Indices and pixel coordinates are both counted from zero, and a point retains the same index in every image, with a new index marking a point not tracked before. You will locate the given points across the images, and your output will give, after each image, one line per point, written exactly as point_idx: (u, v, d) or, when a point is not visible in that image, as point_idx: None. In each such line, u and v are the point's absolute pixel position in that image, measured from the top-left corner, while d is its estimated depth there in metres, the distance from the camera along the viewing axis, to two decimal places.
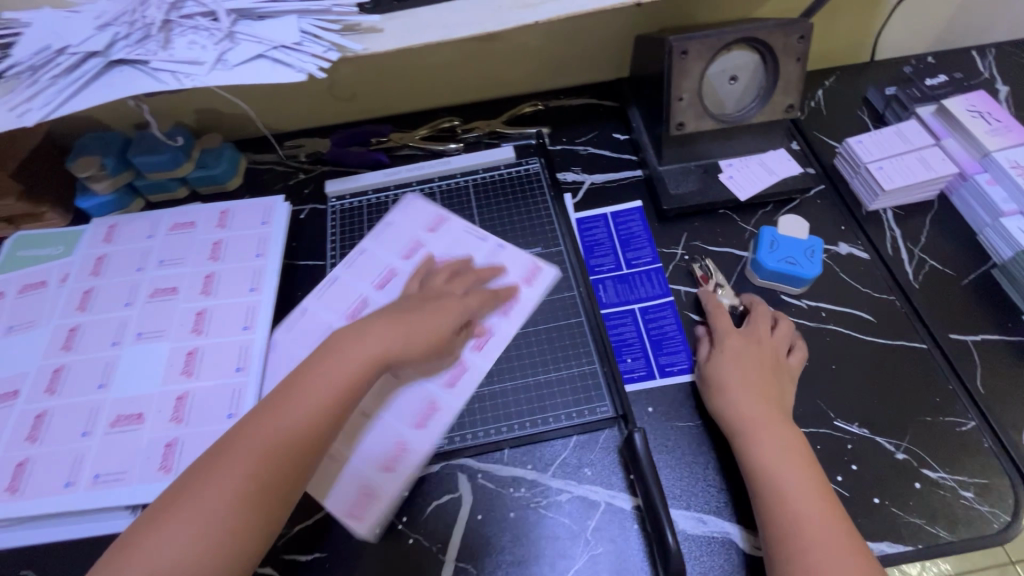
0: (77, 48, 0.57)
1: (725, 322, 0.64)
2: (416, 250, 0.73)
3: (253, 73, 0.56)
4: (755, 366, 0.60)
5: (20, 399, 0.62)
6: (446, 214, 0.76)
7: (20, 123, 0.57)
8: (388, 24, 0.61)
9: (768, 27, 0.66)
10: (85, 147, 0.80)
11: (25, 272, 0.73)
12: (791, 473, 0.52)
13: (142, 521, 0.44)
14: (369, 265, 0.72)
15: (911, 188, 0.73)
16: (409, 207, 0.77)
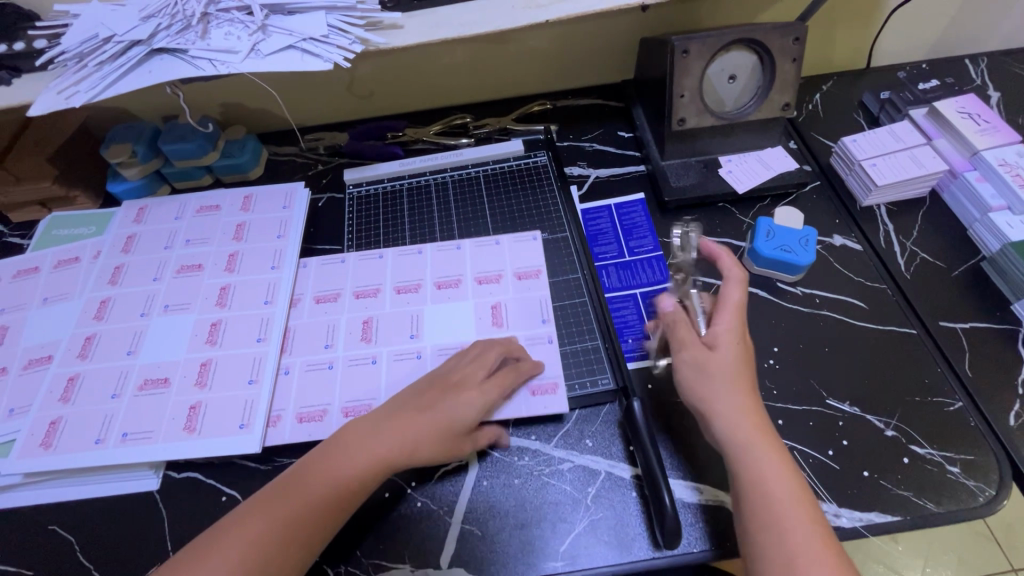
0: (122, 37, 0.61)
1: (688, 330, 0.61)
2: (491, 281, 0.72)
3: (283, 62, 0.60)
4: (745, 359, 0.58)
5: (53, 363, 0.66)
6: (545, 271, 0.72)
7: (67, 105, 0.61)
8: (408, 21, 0.65)
9: (766, 30, 0.70)
10: (117, 135, 0.82)
11: (60, 248, 0.78)
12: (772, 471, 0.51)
13: (194, 547, 0.50)
14: (446, 263, 0.74)
15: (903, 184, 0.76)
16: (527, 242, 0.75)
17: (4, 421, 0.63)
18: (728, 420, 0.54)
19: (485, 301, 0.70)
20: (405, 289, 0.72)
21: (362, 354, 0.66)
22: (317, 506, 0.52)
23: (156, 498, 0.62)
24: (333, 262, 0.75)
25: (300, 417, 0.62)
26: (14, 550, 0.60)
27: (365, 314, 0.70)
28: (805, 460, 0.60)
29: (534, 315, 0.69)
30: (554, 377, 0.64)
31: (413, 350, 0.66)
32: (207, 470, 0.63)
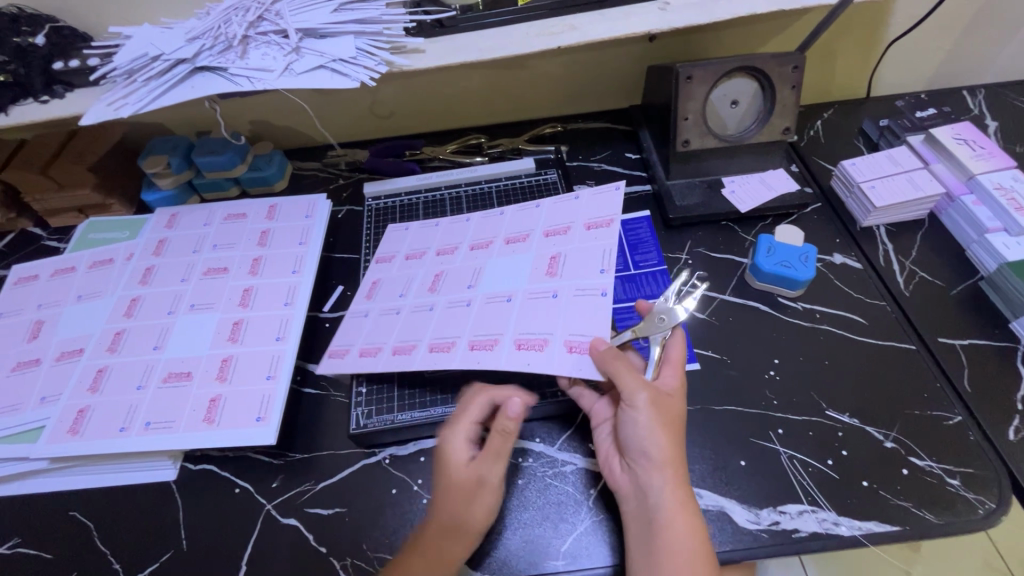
0: (169, 55, 0.66)
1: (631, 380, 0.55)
2: (558, 233, 0.70)
3: (314, 80, 0.65)
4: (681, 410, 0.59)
5: (85, 355, 0.71)
6: (616, 221, 0.67)
7: (115, 115, 0.66)
8: (430, 46, 0.70)
9: (765, 59, 0.74)
10: (155, 147, 0.88)
11: (95, 250, 0.83)
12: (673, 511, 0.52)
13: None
14: (517, 221, 0.75)
15: (902, 206, 0.78)
16: (608, 193, 0.70)
17: (35, 408, 0.67)
18: (674, 474, 0.53)
19: (544, 252, 0.68)
20: (442, 253, 0.76)
21: (425, 302, 0.70)
22: (454, 538, 0.55)
23: (172, 488, 0.64)
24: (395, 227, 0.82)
25: (395, 350, 0.65)
26: (33, 533, 0.62)
27: (438, 267, 0.73)
28: (805, 469, 0.61)
29: (593, 266, 0.63)
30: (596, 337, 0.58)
31: (504, 295, 0.66)
32: (222, 462, 0.66)
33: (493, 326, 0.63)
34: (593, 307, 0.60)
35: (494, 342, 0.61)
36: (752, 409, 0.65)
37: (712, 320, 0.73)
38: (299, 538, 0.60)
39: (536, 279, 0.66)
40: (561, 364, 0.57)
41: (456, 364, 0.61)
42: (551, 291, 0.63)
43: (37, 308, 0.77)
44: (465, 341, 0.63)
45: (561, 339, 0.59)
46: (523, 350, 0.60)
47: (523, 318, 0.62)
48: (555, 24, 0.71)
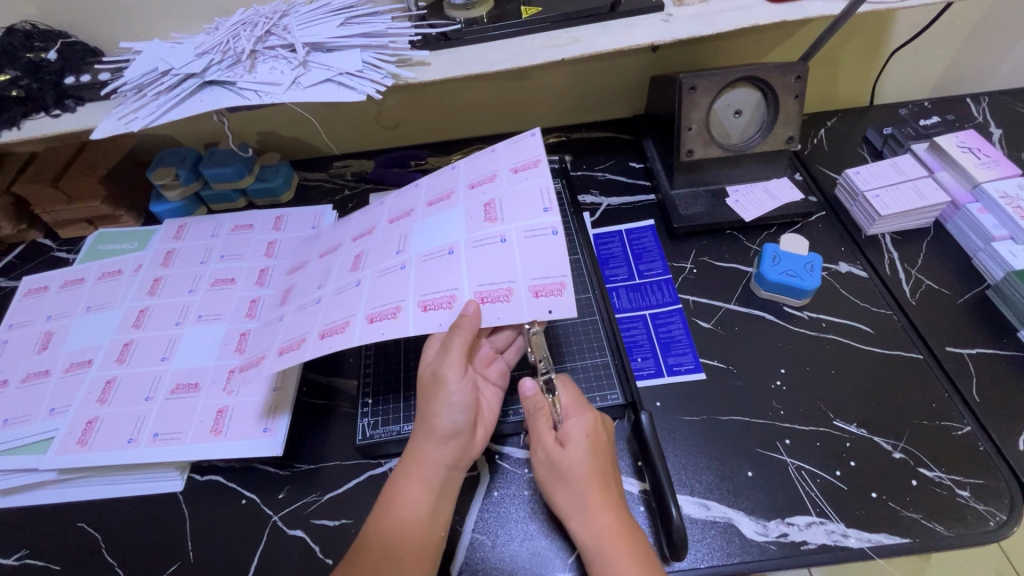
0: (179, 70, 0.67)
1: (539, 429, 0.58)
2: (486, 182, 0.66)
3: (320, 93, 0.66)
4: (600, 454, 0.56)
5: (93, 366, 0.72)
6: (543, 159, 0.65)
7: (126, 129, 0.66)
8: (435, 59, 0.71)
9: (768, 69, 0.75)
10: (162, 159, 0.88)
11: (104, 262, 0.84)
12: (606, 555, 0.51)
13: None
14: (438, 184, 0.71)
15: (907, 215, 0.78)
16: (526, 140, 0.68)
17: (45, 419, 0.68)
18: (580, 524, 0.54)
19: (475, 201, 0.65)
20: (362, 236, 0.71)
21: (349, 279, 0.65)
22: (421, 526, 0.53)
23: (179, 499, 0.65)
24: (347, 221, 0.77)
25: (323, 333, 0.59)
26: (41, 545, 0.63)
27: (358, 250, 0.69)
28: (813, 479, 0.61)
29: (535, 205, 0.61)
30: (562, 277, 0.57)
31: (443, 249, 0.62)
32: (229, 473, 0.66)
33: (444, 281, 0.59)
34: (548, 246, 0.59)
35: (451, 299, 0.58)
36: (759, 420, 0.65)
37: (717, 329, 0.73)
38: (305, 550, 0.60)
39: (475, 227, 0.62)
40: (531, 312, 0.56)
41: (411, 330, 0.56)
42: (498, 235, 0.60)
43: (46, 319, 0.78)
44: (412, 303, 0.58)
45: (525, 286, 0.57)
46: (487, 305, 0.57)
47: (472, 267, 0.59)
48: (559, 36, 0.71)
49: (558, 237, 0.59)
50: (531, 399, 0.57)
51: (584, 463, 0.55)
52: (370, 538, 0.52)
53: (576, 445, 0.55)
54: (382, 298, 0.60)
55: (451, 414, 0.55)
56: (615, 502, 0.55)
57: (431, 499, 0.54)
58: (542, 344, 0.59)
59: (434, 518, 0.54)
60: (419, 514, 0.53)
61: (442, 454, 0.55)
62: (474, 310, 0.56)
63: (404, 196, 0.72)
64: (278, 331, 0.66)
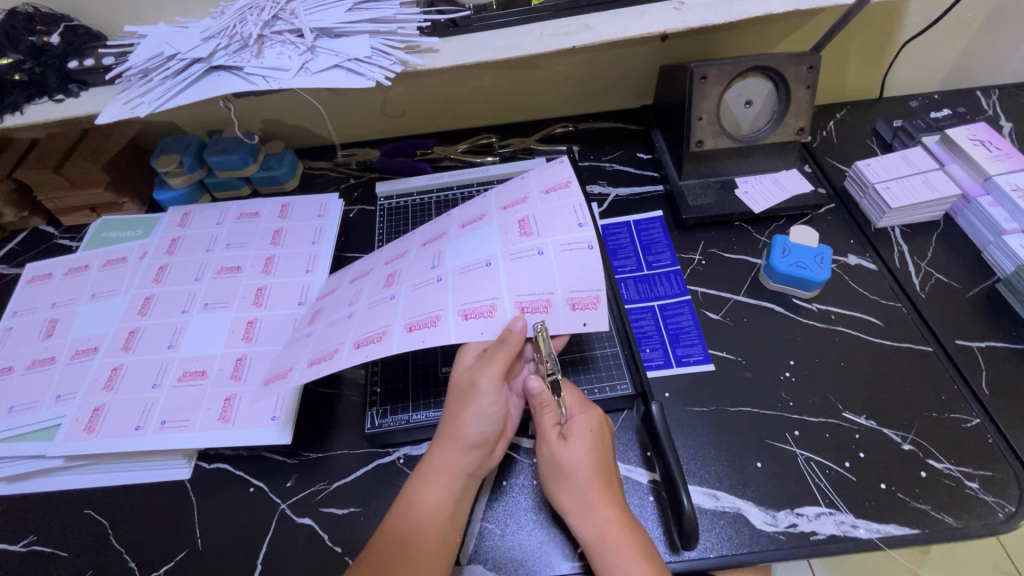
0: (185, 54, 0.66)
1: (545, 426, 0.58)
2: (518, 203, 0.66)
3: (329, 79, 0.64)
4: (602, 450, 0.56)
5: (100, 353, 0.71)
6: (575, 180, 0.65)
7: (132, 114, 0.65)
8: (444, 45, 0.70)
9: (781, 59, 0.74)
10: (166, 146, 0.87)
11: (109, 249, 0.84)
12: (614, 553, 0.51)
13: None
14: (472, 208, 0.69)
15: (917, 207, 0.78)
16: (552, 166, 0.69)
17: (51, 406, 0.68)
18: (582, 523, 0.54)
19: (509, 220, 0.64)
20: (393, 259, 0.69)
21: (381, 295, 0.64)
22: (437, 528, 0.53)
23: (186, 487, 0.64)
24: (364, 259, 0.74)
25: (358, 344, 0.59)
26: (48, 531, 0.62)
27: (390, 270, 0.67)
28: (822, 471, 0.61)
29: (569, 221, 0.61)
30: (596, 290, 0.58)
31: (480, 261, 0.61)
32: (236, 461, 0.66)
33: (484, 291, 0.59)
34: (584, 260, 0.59)
35: (492, 308, 0.57)
36: (769, 411, 0.65)
37: (726, 321, 0.73)
38: (314, 538, 0.60)
39: (511, 240, 0.62)
40: (568, 324, 0.57)
41: (454, 336, 0.56)
42: (535, 247, 0.60)
43: (51, 306, 0.78)
44: (452, 312, 0.58)
45: (563, 297, 0.58)
46: (528, 315, 0.57)
47: (512, 279, 0.59)
48: (569, 24, 0.70)
49: (592, 253, 0.59)
50: (540, 397, 0.57)
51: (587, 459, 0.55)
52: (383, 540, 0.53)
53: (578, 442, 0.56)
54: (420, 307, 0.59)
55: (481, 426, 0.56)
56: (616, 497, 0.55)
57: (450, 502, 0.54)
58: (547, 341, 0.57)
59: (448, 522, 0.54)
60: (436, 512, 0.54)
61: (465, 462, 0.56)
62: (523, 324, 0.56)
63: (435, 222, 0.71)
64: (309, 346, 0.64)
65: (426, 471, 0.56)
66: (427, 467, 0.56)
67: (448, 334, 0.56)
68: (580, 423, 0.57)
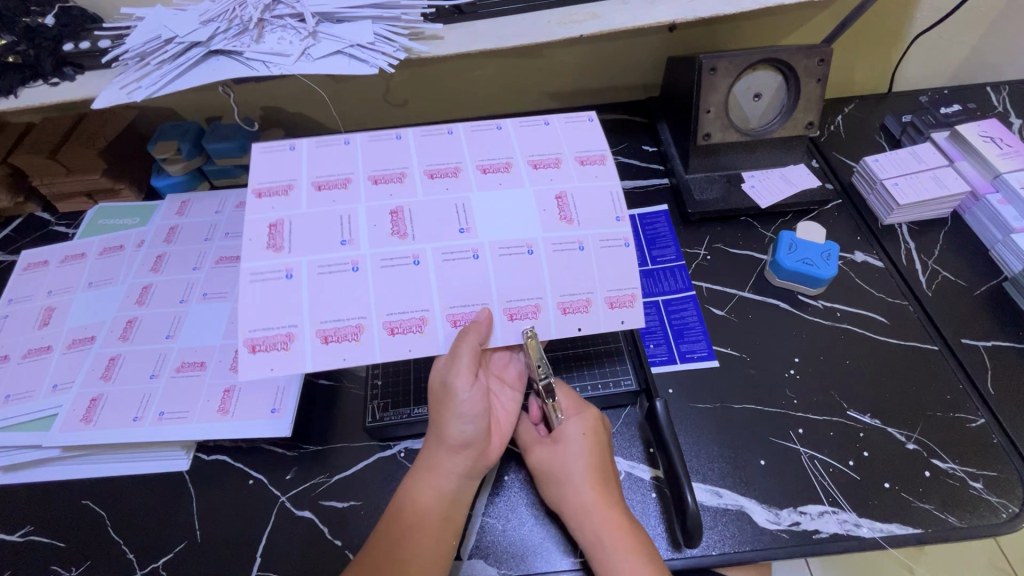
0: (182, 38, 0.63)
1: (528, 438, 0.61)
2: (550, 166, 0.61)
3: (331, 66, 0.63)
4: (595, 453, 0.57)
5: (96, 343, 0.70)
6: (610, 156, 0.62)
7: (128, 100, 0.63)
8: (448, 32, 0.68)
9: (792, 51, 0.72)
10: (163, 132, 0.85)
11: (105, 237, 0.82)
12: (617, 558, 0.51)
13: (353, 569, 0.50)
14: (489, 144, 0.62)
15: (925, 204, 0.77)
16: (582, 124, 0.64)
17: (47, 395, 0.67)
18: (581, 527, 0.54)
19: (545, 191, 0.59)
20: (384, 179, 0.59)
21: (399, 253, 0.56)
22: (432, 522, 0.53)
23: (185, 478, 0.64)
24: (330, 143, 0.60)
25: (391, 329, 0.54)
26: (45, 521, 0.62)
27: (393, 203, 0.58)
28: (825, 469, 0.60)
29: (607, 212, 0.60)
30: (633, 289, 0.59)
31: (521, 245, 0.57)
32: (236, 453, 0.65)
33: (526, 287, 0.57)
34: (620, 258, 0.59)
35: (536, 309, 0.57)
36: (772, 408, 0.65)
37: (731, 317, 0.72)
38: (314, 531, 0.60)
39: (550, 223, 0.58)
40: (609, 323, 0.58)
41: (503, 340, 0.56)
42: (577, 242, 0.58)
43: (47, 294, 0.77)
44: (497, 308, 0.56)
45: (601, 296, 0.58)
46: (569, 315, 0.58)
47: (556, 275, 0.57)
48: (577, 12, 0.69)
49: (630, 254, 0.59)
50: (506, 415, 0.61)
51: (581, 461, 0.56)
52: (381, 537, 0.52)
53: (570, 445, 0.57)
54: (461, 295, 0.56)
55: (462, 424, 0.55)
56: (615, 499, 0.55)
57: (444, 501, 0.55)
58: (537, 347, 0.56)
59: (445, 522, 0.54)
60: (429, 511, 0.54)
61: (454, 462, 0.55)
62: (486, 316, 0.56)
63: (434, 142, 0.62)
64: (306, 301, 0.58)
65: (421, 470, 0.56)
66: (421, 465, 0.56)
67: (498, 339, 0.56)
68: (569, 428, 0.58)
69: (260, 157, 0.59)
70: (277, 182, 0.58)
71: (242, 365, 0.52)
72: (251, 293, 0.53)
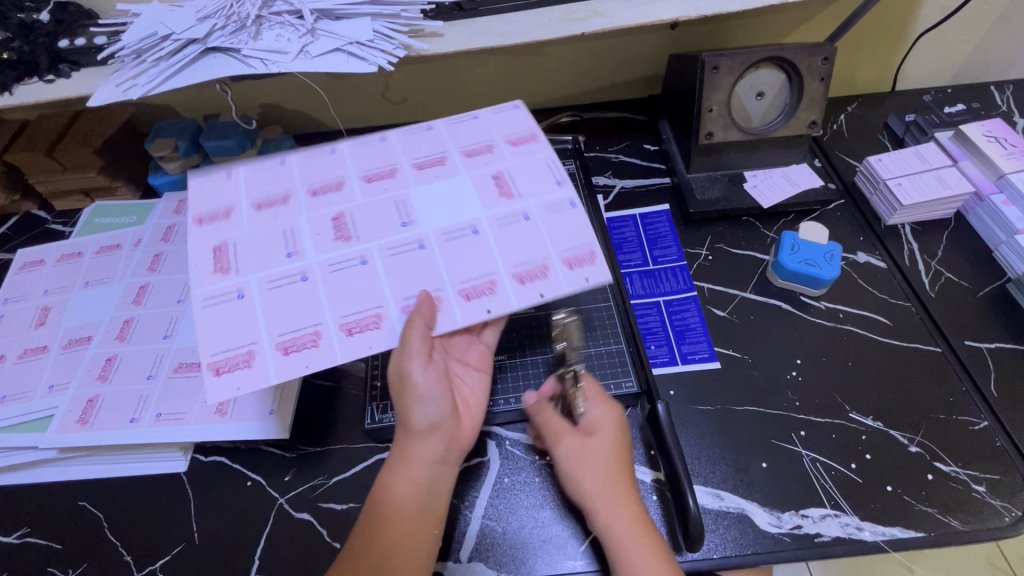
0: (180, 35, 0.62)
1: (556, 425, 0.60)
2: (482, 152, 0.62)
3: (330, 64, 0.62)
4: (623, 443, 0.58)
5: (93, 343, 0.70)
6: (542, 134, 0.63)
7: (124, 97, 0.62)
8: (448, 30, 0.67)
9: (795, 50, 0.71)
10: (160, 129, 0.84)
11: (102, 236, 0.82)
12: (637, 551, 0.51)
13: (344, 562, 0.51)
14: (467, 133, 0.64)
15: (929, 205, 0.76)
16: (508, 111, 0.66)
17: (44, 396, 0.66)
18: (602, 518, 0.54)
19: (482, 173, 0.60)
20: (323, 190, 0.59)
21: (346, 255, 0.55)
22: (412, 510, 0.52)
23: (183, 480, 0.63)
24: (318, 154, 0.62)
25: (349, 329, 0.53)
26: (42, 524, 0.61)
27: (389, 195, 0.59)
28: (827, 472, 0.60)
29: (547, 178, 0.60)
30: (590, 245, 0.56)
31: (464, 227, 0.57)
32: (234, 454, 0.65)
33: (479, 265, 0.56)
34: (573, 220, 0.58)
35: (493, 284, 0.55)
36: (774, 410, 0.64)
37: (732, 317, 0.72)
38: (312, 534, 0.59)
39: (492, 201, 0.59)
40: (570, 284, 0.55)
41: (460, 320, 0.53)
42: (521, 212, 0.58)
43: (43, 294, 0.76)
44: (453, 291, 0.55)
45: (558, 260, 0.56)
46: (529, 284, 0.55)
47: (504, 247, 0.56)
48: (578, 9, 0.68)
49: (580, 211, 0.58)
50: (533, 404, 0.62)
51: (610, 450, 0.57)
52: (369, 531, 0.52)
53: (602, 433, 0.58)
54: (412, 279, 0.55)
55: (425, 408, 0.54)
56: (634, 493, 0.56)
57: (423, 491, 0.53)
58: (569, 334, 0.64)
59: (424, 513, 0.53)
60: (408, 503, 0.53)
61: (427, 450, 0.54)
62: (427, 297, 0.53)
63: (368, 150, 0.63)
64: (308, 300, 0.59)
65: (397, 458, 0.54)
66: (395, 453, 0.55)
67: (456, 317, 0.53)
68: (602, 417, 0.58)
69: (222, 182, 0.60)
70: (216, 208, 0.58)
71: (208, 390, 0.49)
72: (204, 319, 0.52)
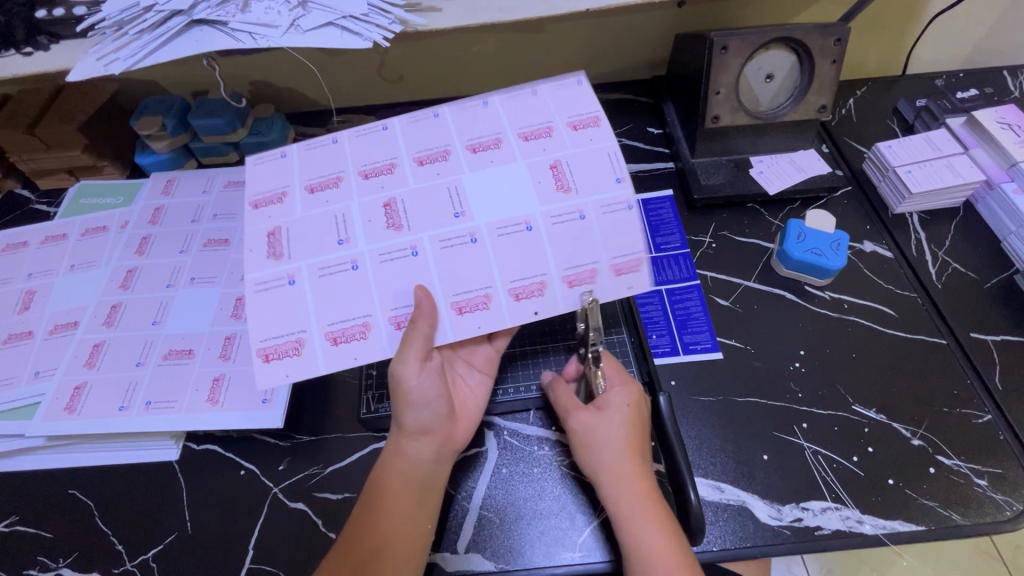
0: (163, 5, 0.58)
1: (580, 422, 0.57)
2: (543, 136, 0.57)
3: (322, 39, 0.58)
4: (636, 424, 0.56)
5: (79, 328, 0.68)
6: (605, 116, 0.57)
7: (105, 72, 0.58)
8: (447, 4, 0.64)
9: (807, 30, 0.69)
10: (147, 106, 0.80)
11: (88, 217, 0.79)
12: (646, 532, 0.50)
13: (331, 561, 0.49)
14: (478, 123, 0.58)
15: (937, 193, 0.75)
16: (571, 87, 0.59)
17: (29, 382, 0.65)
18: (614, 495, 0.53)
19: (540, 161, 0.56)
20: (374, 173, 0.56)
21: (397, 245, 0.54)
22: (402, 505, 0.52)
23: (175, 469, 0.62)
24: (319, 144, 0.58)
25: (397, 324, 0.53)
26: (32, 511, 0.60)
27: (386, 195, 0.55)
28: (829, 465, 0.59)
29: (607, 174, 0.55)
30: (640, 252, 0.55)
31: (519, 223, 0.54)
32: (225, 443, 0.63)
33: (529, 265, 0.54)
34: (625, 221, 0.55)
35: (542, 286, 0.54)
36: (776, 402, 0.63)
37: (735, 308, 0.71)
38: (306, 524, 0.58)
39: (548, 197, 0.55)
40: (613, 292, 0.55)
41: (509, 319, 0.54)
42: (577, 211, 0.54)
43: (27, 278, 0.74)
44: (502, 291, 0.54)
45: (607, 265, 0.55)
46: (576, 288, 0.55)
47: (558, 249, 0.54)
48: None
49: (633, 215, 0.55)
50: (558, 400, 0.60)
51: (619, 431, 0.55)
52: (359, 529, 0.51)
53: (611, 416, 0.56)
54: (465, 277, 0.54)
55: (417, 412, 0.54)
56: (646, 472, 0.54)
57: (415, 493, 0.53)
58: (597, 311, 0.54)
59: (417, 510, 0.52)
60: (396, 495, 0.52)
61: (417, 451, 0.54)
62: (423, 293, 0.52)
63: (421, 127, 0.58)
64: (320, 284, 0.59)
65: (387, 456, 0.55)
66: (388, 452, 0.55)
67: (503, 320, 0.54)
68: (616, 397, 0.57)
69: (254, 170, 0.57)
70: (270, 191, 0.56)
71: (260, 377, 0.51)
72: (256, 305, 0.52)
